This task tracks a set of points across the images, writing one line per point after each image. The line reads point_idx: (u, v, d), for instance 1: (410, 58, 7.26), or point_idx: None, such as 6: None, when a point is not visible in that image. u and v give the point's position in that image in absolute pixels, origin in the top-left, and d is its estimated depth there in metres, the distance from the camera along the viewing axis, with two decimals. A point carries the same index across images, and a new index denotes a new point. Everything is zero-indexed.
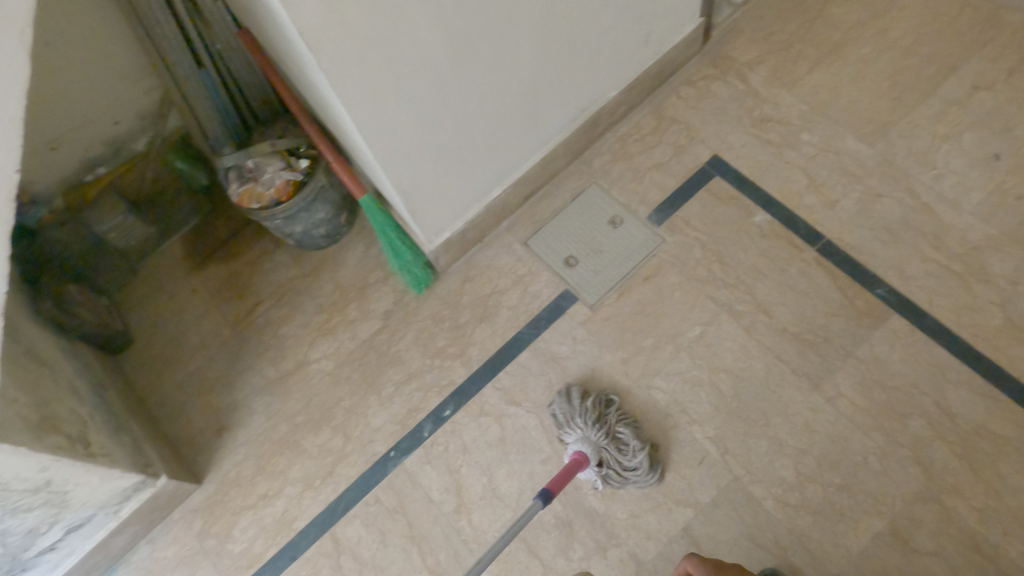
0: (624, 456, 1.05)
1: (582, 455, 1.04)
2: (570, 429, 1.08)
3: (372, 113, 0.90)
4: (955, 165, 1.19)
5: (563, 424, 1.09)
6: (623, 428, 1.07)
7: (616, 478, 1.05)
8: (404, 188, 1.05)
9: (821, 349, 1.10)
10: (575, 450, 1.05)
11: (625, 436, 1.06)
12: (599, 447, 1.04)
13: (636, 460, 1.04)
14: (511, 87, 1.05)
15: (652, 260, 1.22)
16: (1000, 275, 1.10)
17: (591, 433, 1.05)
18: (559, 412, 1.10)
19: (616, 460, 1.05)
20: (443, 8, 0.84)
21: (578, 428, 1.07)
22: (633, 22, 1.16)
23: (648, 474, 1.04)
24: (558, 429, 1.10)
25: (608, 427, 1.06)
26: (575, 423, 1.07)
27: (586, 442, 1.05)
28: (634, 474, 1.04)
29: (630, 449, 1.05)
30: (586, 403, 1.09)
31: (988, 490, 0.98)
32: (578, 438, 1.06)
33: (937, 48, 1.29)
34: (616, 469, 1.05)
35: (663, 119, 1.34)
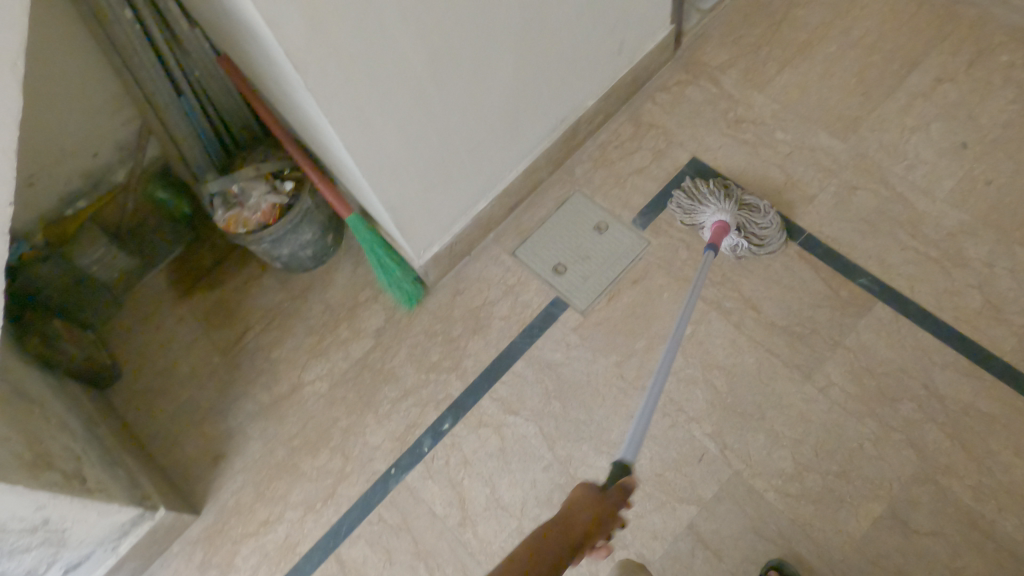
0: (760, 215, 1.17)
1: (724, 221, 1.15)
2: (704, 206, 1.19)
3: (357, 130, 0.90)
4: (925, 154, 1.23)
5: (693, 205, 1.20)
6: (747, 196, 1.20)
7: (751, 240, 1.17)
8: (392, 203, 1.06)
9: (810, 340, 1.13)
10: (715, 221, 1.16)
11: (758, 203, 1.19)
12: (738, 214, 1.16)
13: (769, 216, 1.17)
14: (491, 100, 1.07)
15: (639, 262, 1.24)
16: (976, 258, 1.13)
17: (726, 203, 1.16)
18: (684, 194, 1.22)
19: (753, 224, 1.17)
20: (423, 23, 0.86)
21: (713, 202, 1.18)
22: (606, 32, 1.19)
23: (776, 232, 1.17)
24: (683, 206, 1.22)
25: (733, 196, 1.18)
26: (708, 199, 1.19)
27: (726, 210, 1.16)
28: (769, 230, 1.17)
29: (763, 211, 1.18)
30: (710, 186, 1.20)
31: (981, 468, 1.00)
32: (715, 210, 1.17)
33: (898, 44, 1.34)
34: (753, 233, 1.18)
35: (641, 125, 1.36)
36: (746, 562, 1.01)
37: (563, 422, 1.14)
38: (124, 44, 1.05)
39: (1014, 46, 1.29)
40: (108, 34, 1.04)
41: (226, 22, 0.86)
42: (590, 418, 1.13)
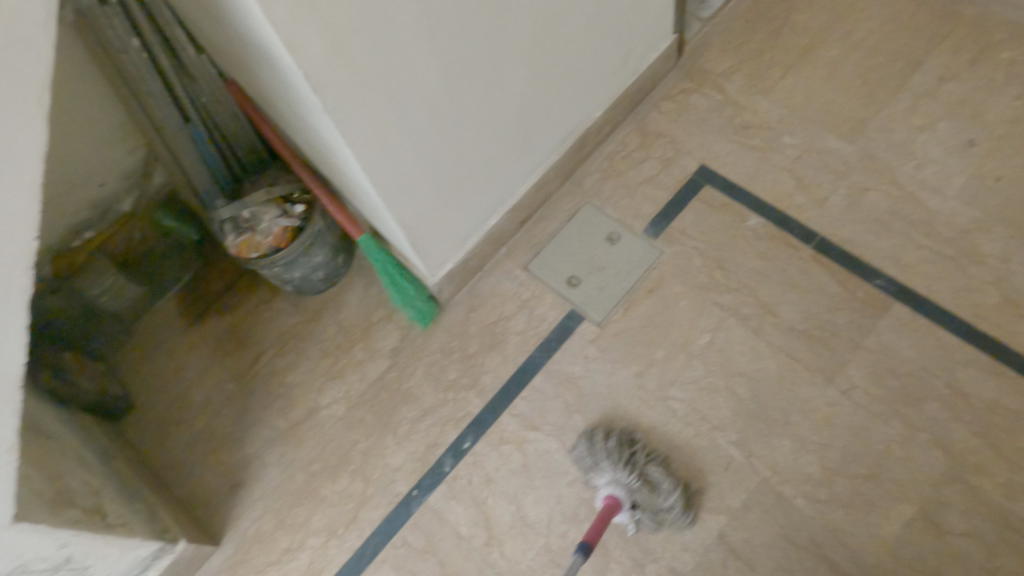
0: (658, 496, 1.02)
1: (615, 499, 1.02)
2: (600, 469, 1.05)
3: (374, 150, 0.89)
4: (933, 153, 1.23)
5: (590, 469, 1.06)
6: (654, 469, 1.04)
7: (651, 519, 1.02)
8: (407, 222, 1.05)
9: (830, 343, 1.12)
10: (607, 496, 1.03)
11: (661, 479, 1.03)
12: (631, 491, 1.02)
13: (670, 503, 1.02)
14: (503, 114, 1.07)
15: (653, 272, 1.23)
16: (991, 254, 1.13)
17: (620, 471, 1.04)
18: (584, 448, 1.08)
19: (652, 509, 1.02)
20: (439, 41, 0.86)
21: (606, 466, 1.05)
22: (613, 43, 1.19)
23: (682, 513, 1.02)
24: (583, 471, 1.08)
25: (638, 470, 1.04)
26: (602, 461, 1.05)
27: (617, 485, 1.03)
28: (670, 517, 1.02)
29: (662, 488, 1.02)
30: (608, 445, 1.06)
31: (1011, 465, 1.00)
32: (608, 479, 1.04)
33: (900, 44, 1.35)
34: (652, 515, 1.02)
35: (648, 135, 1.36)
36: (780, 571, 0.99)
37: None
38: (133, 73, 1.04)
39: (1015, 43, 1.30)
40: (116, 63, 1.03)
41: (240, 47, 0.85)
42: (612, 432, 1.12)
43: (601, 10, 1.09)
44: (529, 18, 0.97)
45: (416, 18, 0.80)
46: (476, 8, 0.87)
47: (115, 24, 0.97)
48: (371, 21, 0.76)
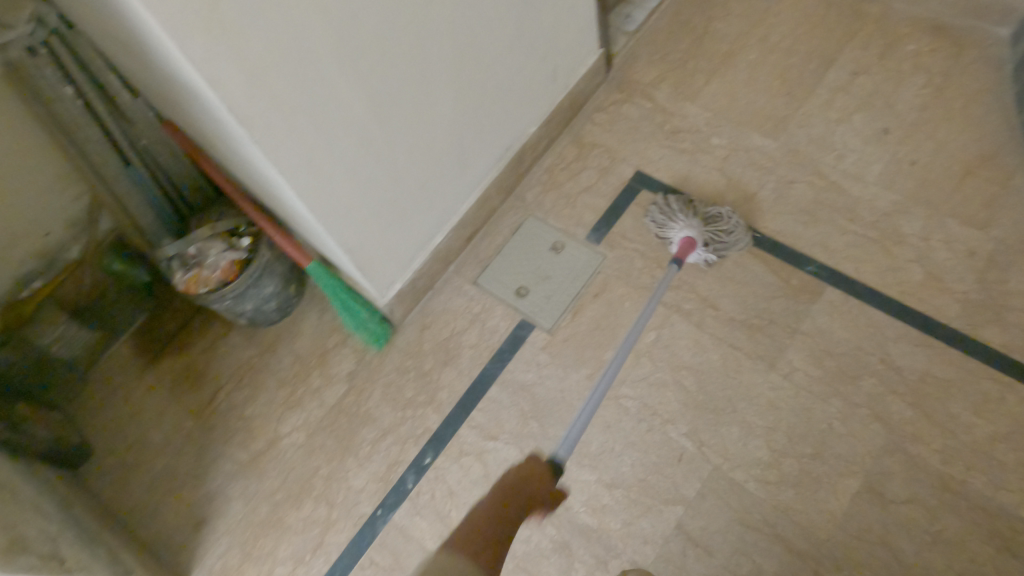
0: (727, 232, 1.21)
1: (691, 238, 1.18)
2: (674, 221, 1.21)
3: (307, 177, 0.92)
4: (852, 143, 1.30)
5: (665, 219, 1.23)
6: (709, 208, 1.23)
7: (718, 248, 1.21)
8: (350, 246, 1.08)
9: (768, 330, 1.16)
10: (683, 237, 1.19)
11: (721, 212, 1.22)
12: (703, 231, 1.19)
13: (731, 221, 1.21)
14: (435, 135, 1.10)
15: (598, 276, 1.27)
16: (911, 234, 1.19)
17: (694, 220, 1.19)
18: (660, 210, 1.25)
19: (717, 233, 1.20)
20: (360, 69, 0.89)
21: (681, 219, 1.21)
22: (538, 61, 1.24)
23: (741, 227, 1.21)
24: (657, 222, 1.25)
25: (696, 211, 1.22)
26: (677, 216, 1.22)
27: (692, 228, 1.19)
28: (735, 235, 1.21)
29: (730, 219, 1.21)
30: (679, 204, 1.23)
31: (945, 432, 1.04)
32: (684, 226, 1.20)
33: (813, 45, 1.42)
34: (718, 249, 1.21)
35: (583, 146, 1.41)
36: (737, 554, 1.02)
37: (543, 440, 1.15)
38: (68, 121, 1.06)
39: (918, 37, 1.38)
40: (51, 112, 1.05)
41: (167, 87, 0.88)
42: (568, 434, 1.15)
43: (521, 31, 1.14)
44: (449, 43, 1.01)
45: (334, 48, 0.84)
46: (394, 35, 0.91)
47: (46, 74, 1.00)
48: (289, 53, 0.79)
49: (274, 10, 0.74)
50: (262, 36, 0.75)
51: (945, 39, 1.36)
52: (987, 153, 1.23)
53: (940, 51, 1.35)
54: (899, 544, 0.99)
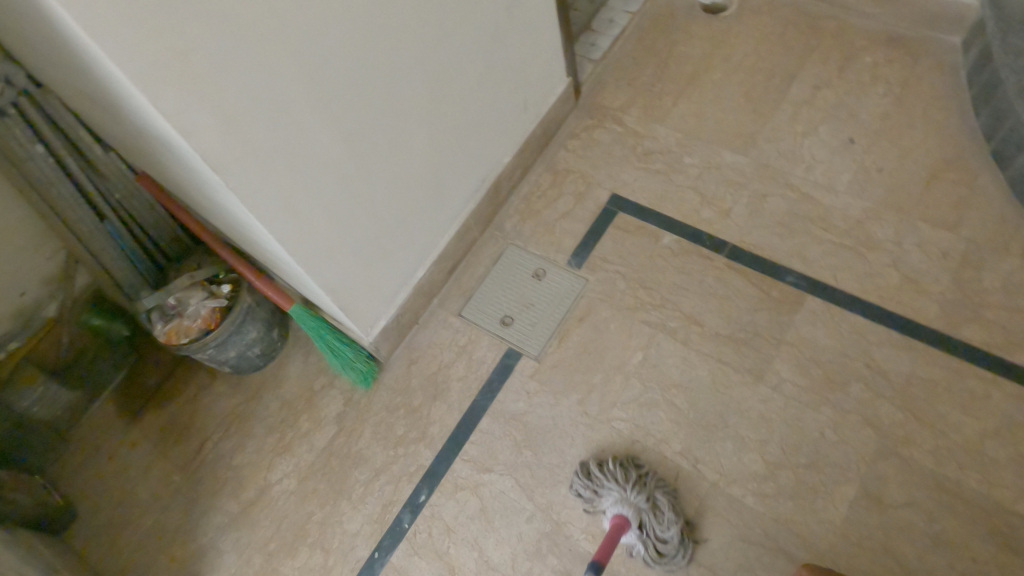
0: (659, 523, 1.01)
1: (622, 517, 1.02)
2: (603, 493, 1.06)
3: (285, 219, 0.92)
4: (820, 154, 1.33)
5: (593, 494, 1.07)
6: (660, 494, 1.04)
7: (651, 552, 1.02)
8: (333, 285, 1.07)
9: (753, 343, 1.17)
10: (615, 513, 1.03)
11: (661, 500, 1.03)
12: (639, 510, 1.02)
13: (670, 531, 1.01)
14: (412, 170, 1.11)
15: (581, 301, 1.27)
16: (885, 239, 1.22)
17: (627, 492, 1.03)
18: (585, 482, 1.08)
19: (655, 533, 1.01)
20: (334, 110, 0.90)
21: (614, 487, 1.05)
22: (509, 92, 1.26)
23: (681, 546, 1.01)
24: (583, 496, 1.08)
25: (645, 492, 1.03)
26: (609, 483, 1.05)
27: (625, 505, 1.03)
28: (671, 548, 1.01)
29: (665, 517, 1.02)
30: (620, 470, 1.06)
31: (935, 432, 1.05)
32: (614, 501, 1.04)
33: (774, 62, 1.46)
34: (653, 542, 1.01)
35: (558, 173, 1.43)
36: (741, 571, 1.01)
37: (537, 470, 1.14)
38: (42, 180, 1.06)
39: (874, 49, 1.42)
40: (23, 172, 1.05)
41: (141, 139, 0.88)
42: (563, 461, 1.14)
43: (490, 65, 1.16)
44: (421, 79, 1.03)
45: (306, 91, 0.85)
46: (366, 74, 0.93)
47: (17, 134, 1.00)
48: (261, 101, 0.80)
49: (245, 55, 0.75)
50: (234, 85, 0.75)
51: (900, 50, 1.41)
52: (950, 157, 1.26)
53: (896, 61, 1.39)
54: (900, 548, 0.99)
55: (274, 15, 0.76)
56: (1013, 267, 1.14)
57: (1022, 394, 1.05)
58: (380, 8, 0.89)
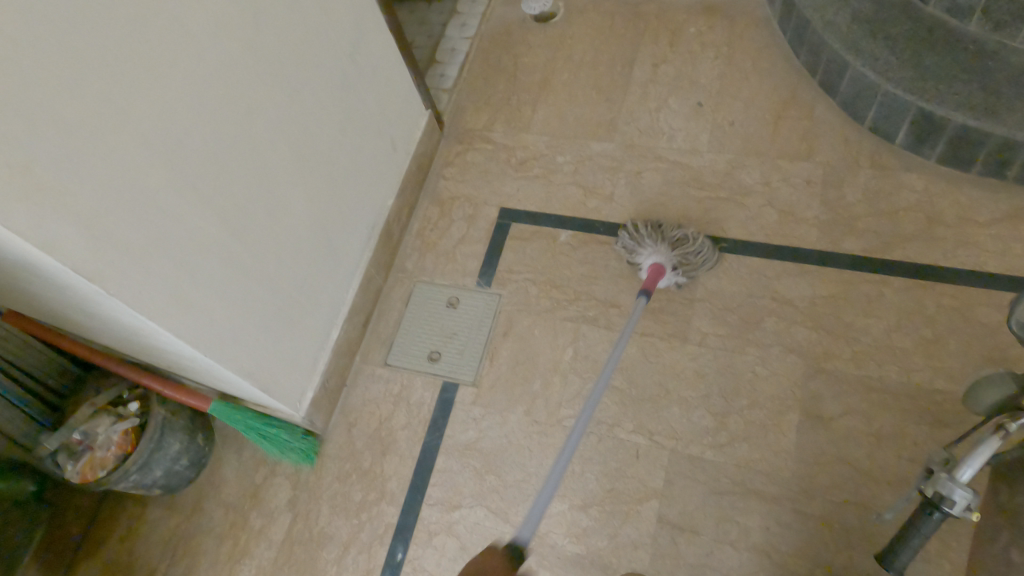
0: (687, 246, 1.18)
1: (658, 266, 1.16)
2: (641, 248, 1.19)
3: (180, 313, 0.87)
4: (676, 124, 1.41)
5: (634, 246, 1.21)
6: (678, 231, 1.19)
7: (684, 272, 1.19)
8: (249, 369, 1.02)
9: (670, 308, 1.22)
10: (650, 265, 1.17)
11: (687, 234, 1.19)
12: (671, 256, 1.17)
13: (696, 248, 1.18)
14: (297, 234, 1.09)
15: (501, 315, 1.28)
16: (755, 183, 1.31)
17: (660, 245, 1.17)
18: (628, 235, 1.22)
19: (686, 256, 1.18)
20: (201, 190, 0.88)
21: (650, 243, 1.18)
22: (375, 138, 1.26)
23: (709, 249, 1.19)
24: (626, 246, 1.23)
25: (667, 235, 1.18)
26: (645, 241, 1.19)
27: (660, 254, 1.17)
28: (704, 256, 1.19)
29: (688, 246, 1.18)
30: (654, 227, 1.19)
31: (849, 341, 1.13)
32: (651, 253, 1.18)
33: (611, 52, 1.54)
34: (690, 271, 1.18)
35: (443, 202, 1.44)
36: (722, 523, 1.04)
37: (505, 490, 1.13)
38: None
39: (695, 20, 1.53)
40: None
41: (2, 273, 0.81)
42: (527, 474, 1.14)
43: (348, 114, 1.17)
44: (282, 142, 1.02)
45: (167, 178, 0.82)
46: (225, 148, 0.91)
47: None
48: (122, 197, 0.76)
49: (92, 153, 0.72)
50: (90, 187, 0.72)
51: (717, 16, 1.53)
52: (787, 98, 1.38)
53: (717, 27, 1.51)
54: (852, 454, 1.05)
55: (113, 106, 0.73)
56: (867, 179, 1.26)
57: (909, 286, 1.15)
58: (221, 81, 0.88)
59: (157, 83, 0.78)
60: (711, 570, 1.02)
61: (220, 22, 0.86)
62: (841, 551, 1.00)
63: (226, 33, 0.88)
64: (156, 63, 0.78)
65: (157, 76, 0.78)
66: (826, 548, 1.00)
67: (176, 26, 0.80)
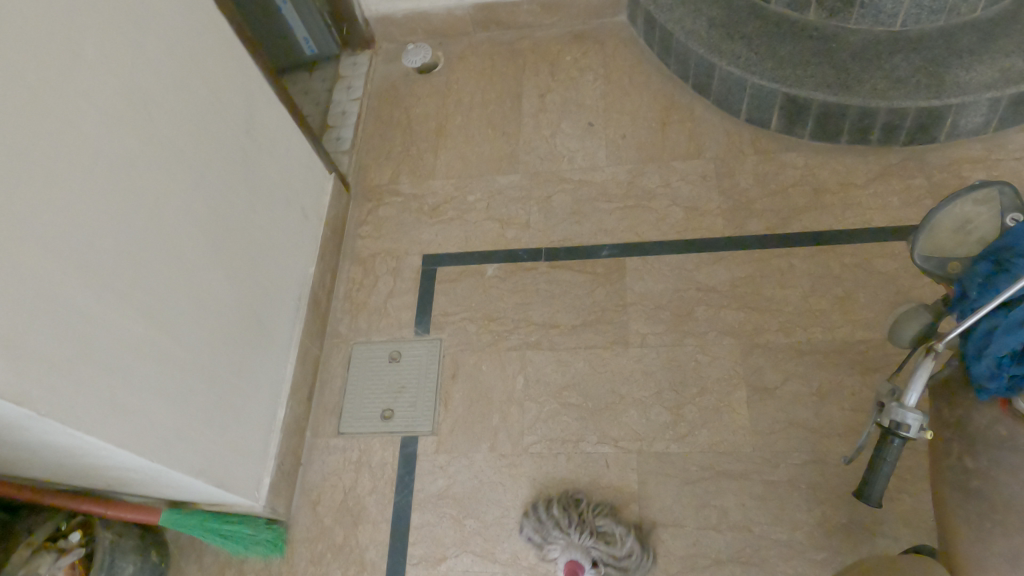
0: (615, 545, 1.04)
1: (574, 562, 1.03)
2: (551, 543, 1.06)
3: (119, 421, 0.83)
4: (573, 146, 1.48)
5: (542, 543, 1.07)
6: (604, 521, 1.06)
7: (620, 568, 1.04)
8: (200, 466, 0.97)
9: (606, 318, 1.26)
10: (565, 563, 1.04)
11: (612, 529, 1.05)
12: (588, 549, 1.04)
13: (627, 547, 1.04)
14: (225, 317, 1.06)
15: (446, 359, 1.28)
16: (656, 186, 1.38)
17: (574, 536, 1.05)
18: (532, 526, 1.08)
19: (608, 553, 1.04)
20: (119, 289, 0.84)
21: (559, 534, 1.06)
22: (285, 207, 1.25)
23: (642, 552, 1.04)
24: (532, 539, 1.09)
25: (587, 527, 1.05)
26: (553, 531, 1.06)
27: (573, 549, 1.04)
28: (633, 562, 1.04)
29: (617, 535, 1.05)
30: (561, 515, 1.07)
31: (774, 313, 1.20)
32: (563, 550, 1.05)
33: (498, 90, 1.60)
34: (613, 565, 1.04)
35: (365, 261, 1.43)
36: (700, 510, 1.08)
37: (487, 531, 1.12)
38: None
39: (568, 48, 1.62)
40: None
41: None
42: (505, 510, 1.13)
43: (255, 189, 1.16)
44: (193, 226, 1.00)
45: (81, 282, 0.79)
46: (137, 241, 0.88)
47: None
48: (38, 309, 0.72)
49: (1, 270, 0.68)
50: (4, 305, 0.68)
51: (588, 42, 1.62)
52: (667, 106, 1.48)
53: (589, 52, 1.60)
54: (801, 416, 1.11)
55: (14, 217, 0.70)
56: (754, 164, 1.36)
57: (813, 252, 1.24)
58: (122, 175, 0.86)
59: (54, 187, 0.76)
60: (701, 557, 1.05)
61: (111, 117, 0.85)
62: (812, 509, 1.05)
63: (119, 127, 0.86)
64: (51, 167, 0.76)
65: (53, 179, 0.76)
66: (799, 509, 1.05)
67: (64, 127, 0.78)
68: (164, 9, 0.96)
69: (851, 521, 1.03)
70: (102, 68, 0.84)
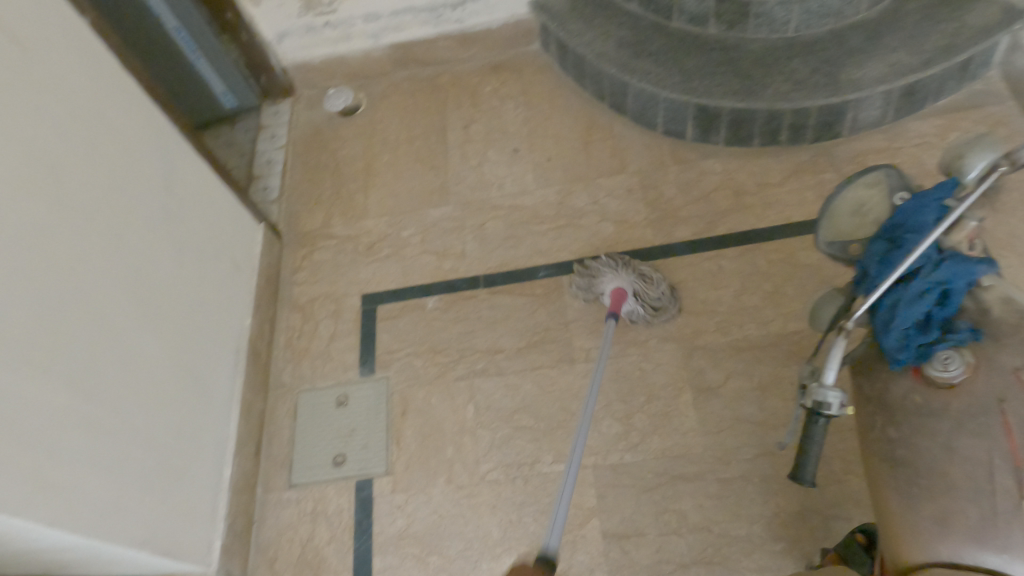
0: (651, 288, 1.21)
1: (620, 289, 1.21)
2: (602, 274, 1.23)
3: (48, 499, 0.79)
4: (501, 173, 1.50)
5: (592, 279, 1.25)
6: (645, 267, 1.23)
7: (645, 313, 1.22)
8: (143, 536, 0.93)
9: (549, 337, 1.27)
10: (613, 289, 1.22)
11: (650, 274, 1.22)
12: (633, 282, 1.21)
13: (660, 291, 1.21)
14: (158, 380, 1.02)
15: (394, 396, 1.27)
16: (585, 204, 1.41)
17: (622, 271, 1.22)
18: (582, 276, 1.26)
19: (646, 291, 1.21)
20: (39, 362, 0.81)
21: (609, 271, 1.23)
22: (215, 263, 1.23)
23: (670, 300, 1.22)
24: (583, 286, 1.26)
25: (634, 267, 1.23)
26: (605, 269, 1.23)
27: (622, 280, 1.22)
28: (665, 302, 1.22)
29: (654, 281, 1.21)
30: (612, 259, 1.25)
31: (710, 314, 1.23)
32: (612, 278, 1.23)
33: (422, 125, 1.62)
34: (648, 302, 1.21)
35: (304, 307, 1.41)
36: (659, 515, 1.08)
37: (451, 565, 1.11)
38: None
39: (487, 80, 1.65)
40: None
41: None
42: (468, 541, 1.12)
43: (181, 247, 1.14)
44: (116, 289, 0.97)
45: None
46: (54, 310, 0.85)
47: None
48: None
49: None
50: None
51: (506, 71, 1.66)
52: (589, 126, 1.52)
53: (508, 80, 1.64)
54: (746, 411, 1.14)
55: None
56: (676, 174, 1.41)
57: (740, 252, 1.29)
58: (32, 243, 0.83)
59: None
60: (666, 563, 1.05)
61: (15, 185, 0.83)
62: (767, 501, 1.07)
63: (25, 195, 0.84)
64: None
65: None
66: (754, 503, 1.07)
67: None
68: (65, 73, 0.94)
69: (805, 508, 1.05)
70: (4, 136, 0.82)
